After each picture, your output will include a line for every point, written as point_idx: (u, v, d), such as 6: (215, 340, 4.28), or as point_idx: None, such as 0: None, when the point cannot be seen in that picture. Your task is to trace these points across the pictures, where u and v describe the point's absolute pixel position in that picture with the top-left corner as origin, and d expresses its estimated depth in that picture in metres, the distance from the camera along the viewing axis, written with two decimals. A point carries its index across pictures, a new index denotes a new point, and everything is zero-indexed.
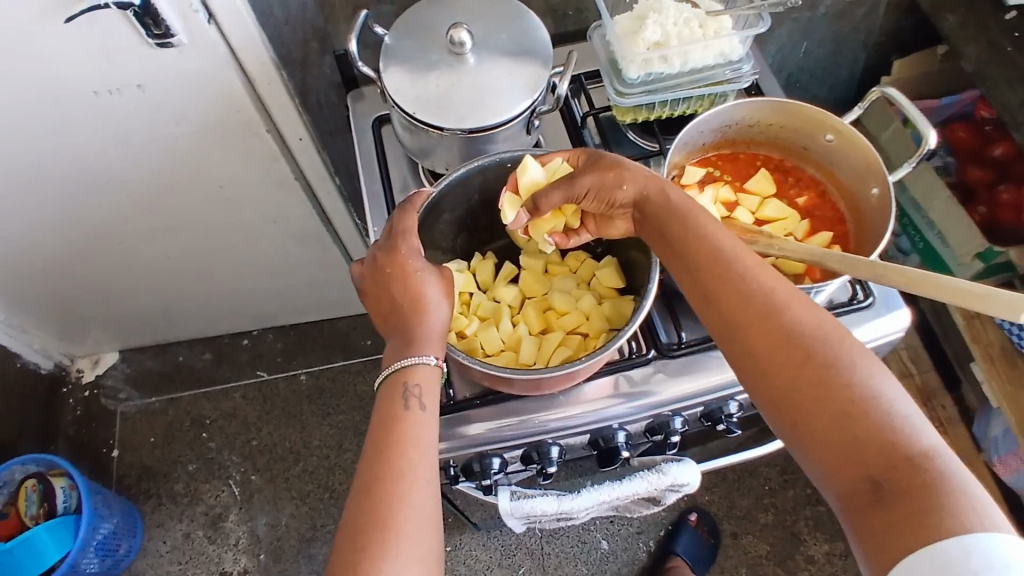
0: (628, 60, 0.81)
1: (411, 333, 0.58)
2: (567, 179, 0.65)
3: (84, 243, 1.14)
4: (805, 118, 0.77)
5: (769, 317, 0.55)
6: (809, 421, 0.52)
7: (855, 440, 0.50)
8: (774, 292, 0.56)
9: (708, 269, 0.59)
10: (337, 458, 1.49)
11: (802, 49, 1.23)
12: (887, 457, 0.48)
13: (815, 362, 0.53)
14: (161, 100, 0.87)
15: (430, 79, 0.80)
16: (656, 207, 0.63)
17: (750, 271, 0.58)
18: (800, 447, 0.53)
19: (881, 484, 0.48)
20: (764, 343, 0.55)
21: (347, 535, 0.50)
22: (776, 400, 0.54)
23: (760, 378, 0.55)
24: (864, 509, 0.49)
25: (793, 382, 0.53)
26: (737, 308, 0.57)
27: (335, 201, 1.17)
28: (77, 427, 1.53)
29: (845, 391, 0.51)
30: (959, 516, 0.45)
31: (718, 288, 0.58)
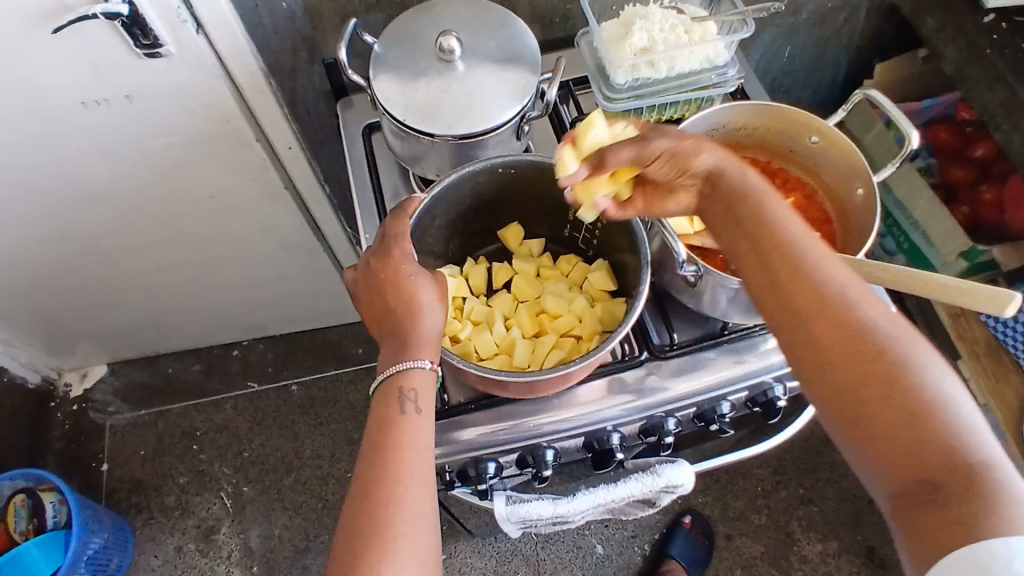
0: (616, 66, 0.82)
1: (405, 338, 0.58)
2: (640, 138, 0.63)
3: (72, 256, 1.13)
4: (789, 121, 0.79)
5: (835, 305, 0.52)
6: (867, 417, 0.48)
7: (915, 441, 0.46)
8: (844, 280, 0.53)
9: (769, 252, 0.56)
10: (330, 468, 1.48)
11: (785, 54, 1.25)
12: (950, 463, 0.45)
13: (880, 349, 0.49)
14: (149, 111, 0.87)
15: (420, 86, 0.80)
16: (729, 183, 0.61)
17: (817, 256, 0.54)
18: (850, 444, 0.49)
19: (939, 489, 0.45)
20: (829, 330, 0.51)
21: (345, 538, 0.50)
22: (831, 392, 0.50)
23: (815, 367, 0.51)
24: (914, 514, 0.45)
25: (852, 367, 0.50)
26: (801, 292, 0.53)
27: (326, 209, 1.17)
28: (66, 441, 1.51)
29: (909, 384, 0.47)
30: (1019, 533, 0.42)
31: (780, 265, 0.55)
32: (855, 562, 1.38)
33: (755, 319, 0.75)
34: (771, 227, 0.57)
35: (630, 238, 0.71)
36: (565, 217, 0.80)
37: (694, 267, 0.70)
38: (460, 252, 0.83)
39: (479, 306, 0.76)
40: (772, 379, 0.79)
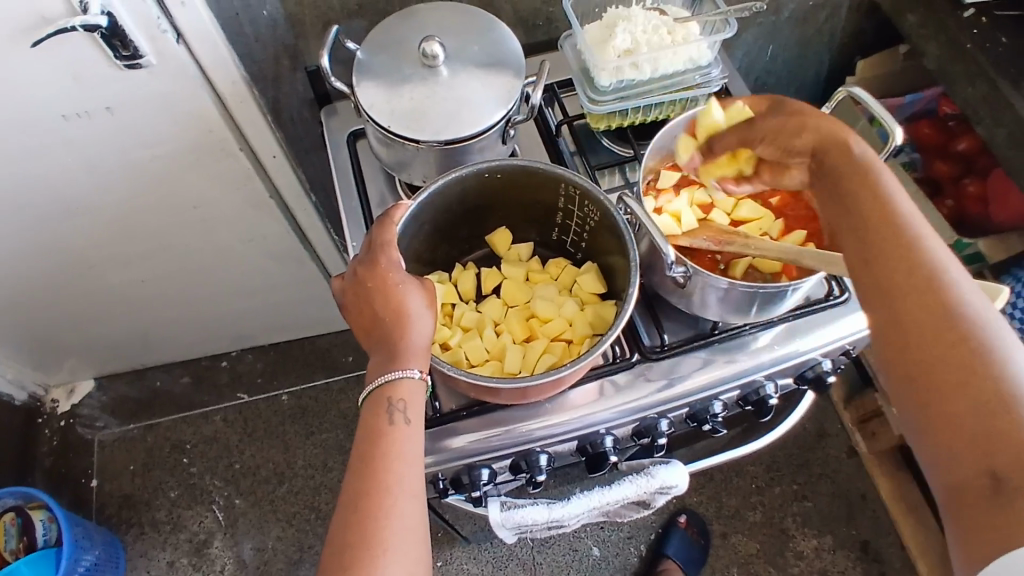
0: (600, 68, 0.82)
1: (393, 347, 0.57)
2: (746, 124, 0.70)
3: (55, 270, 1.12)
4: None
5: (927, 291, 0.53)
6: (945, 405, 0.49)
7: (988, 431, 0.47)
8: (940, 265, 0.53)
9: (864, 237, 0.58)
10: (323, 478, 1.47)
11: (768, 52, 1.25)
12: (1022, 456, 0.45)
13: (966, 341, 0.50)
14: (131, 123, 0.86)
15: (404, 92, 0.80)
16: (834, 159, 0.62)
17: (914, 241, 0.55)
18: (923, 428, 0.51)
19: (1004, 483, 0.46)
20: (918, 316, 0.52)
21: (334, 551, 0.50)
22: (913, 376, 0.52)
23: (900, 351, 0.53)
24: (977, 503, 0.47)
25: (932, 356, 0.51)
26: (894, 277, 0.54)
27: (312, 218, 1.16)
28: (54, 458, 1.49)
29: (988, 378, 0.48)
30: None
31: (878, 252, 0.56)
32: (850, 556, 1.39)
33: (745, 318, 0.75)
34: (867, 211, 0.58)
35: (618, 240, 0.71)
36: (553, 220, 0.80)
37: (683, 268, 0.69)
38: (448, 258, 0.83)
39: (468, 313, 0.75)
40: (763, 378, 0.79)
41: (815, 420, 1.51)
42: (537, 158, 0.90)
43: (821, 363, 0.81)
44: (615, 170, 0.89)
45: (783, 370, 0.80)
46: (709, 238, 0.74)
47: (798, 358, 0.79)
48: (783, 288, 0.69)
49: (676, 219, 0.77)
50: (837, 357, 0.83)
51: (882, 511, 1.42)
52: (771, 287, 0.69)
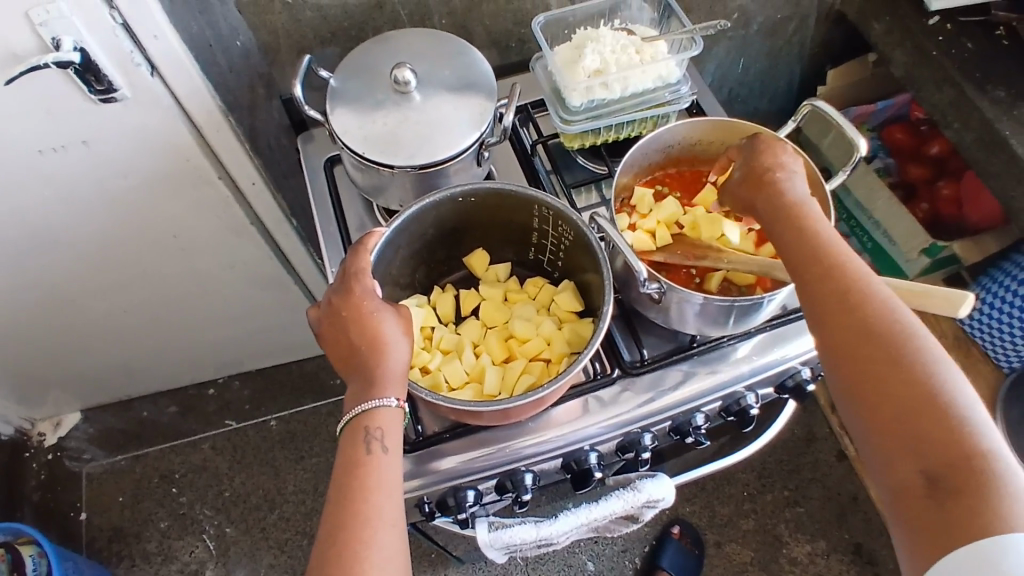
0: (570, 89, 0.83)
1: (370, 375, 0.57)
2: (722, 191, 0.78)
3: (37, 304, 1.11)
4: (741, 132, 0.79)
5: (857, 306, 0.56)
6: (882, 411, 0.53)
7: (920, 434, 0.51)
8: (868, 282, 0.58)
9: (798, 259, 0.62)
10: (314, 502, 1.46)
11: (740, 64, 1.27)
12: (950, 455, 0.49)
13: (896, 352, 0.53)
14: (108, 156, 0.87)
15: (377, 118, 0.81)
16: (773, 195, 0.67)
17: (845, 262, 0.59)
18: (865, 434, 0.54)
19: (939, 481, 0.49)
20: (850, 329, 0.56)
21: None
22: (852, 386, 0.55)
23: (836, 363, 0.56)
24: (916, 503, 0.50)
25: (868, 367, 0.54)
26: (827, 294, 0.58)
27: (294, 243, 1.17)
28: (42, 493, 1.47)
29: (918, 384, 0.52)
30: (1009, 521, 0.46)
31: (814, 273, 0.60)
32: (844, 560, 1.39)
33: (723, 330, 0.76)
34: (802, 235, 0.63)
35: (593, 259, 0.72)
36: (529, 240, 0.81)
37: (657, 284, 0.70)
38: (427, 280, 0.83)
39: (447, 336, 0.76)
40: (744, 388, 0.80)
41: (803, 425, 1.52)
42: (514, 178, 0.91)
43: (800, 371, 0.82)
44: (592, 187, 0.91)
45: (763, 380, 0.80)
46: (682, 253, 0.75)
47: (778, 367, 0.80)
48: (758, 301, 0.70)
49: (651, 234, 0.78)
50: (816, 364, 0.84)
51: (873, 512, 1.43)
52: (745, 300, 0.70)
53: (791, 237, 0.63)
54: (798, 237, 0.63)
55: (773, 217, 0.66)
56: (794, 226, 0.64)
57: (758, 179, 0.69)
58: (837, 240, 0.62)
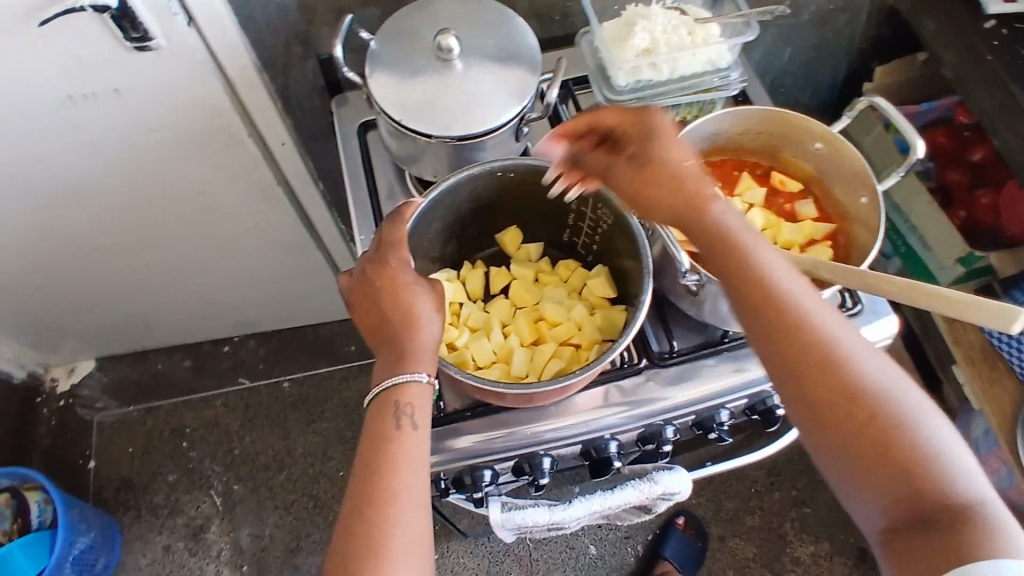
0: (617, 67, 0.81)
1: (401, 349, 0.56)
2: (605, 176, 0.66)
3: (58, 253, 1.11)
4: (792, 126, 0.76)
5: (827, 352, 0.52)
6: (869, 462, 0.50)
7: (908, 474, 0.49)
8: (825, 320, 0.53)
9: (749, 287, 0.55)
10: (322, 466, 1.47)
11: (785, 54, 1.23)
12: (942, 501, 0.48)
13: (875, 401, 0.50)
14: (138, 106, 0.85)
15: (415, 84, 0.78)
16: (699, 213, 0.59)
17: (803, 299, 0.54)
18: (849, 477, 0.51)
19: (933, 527, 0.47)
20: (817, 365, 0.52)
21: (338, 559, 0.49)
22: (830, 428, 0.51)
23: (812, 415, 0.52)
24: (913, 546, 0.48)
25: (849, 418, 0.51)
26: (786, 336, 0.53)
27: (319, 206, 1.15)
28: (52, 439, 1.49)
29: (900, 431, 0.49)
30: (1006, 556, 0.45)
31: (774, 315, 0.54)
32: (847, 563, 1.39)
33: None
34: (746, 267, 0.56)
35: (631, 245, 0.70)
36: (564, 220, 0.79)
37: (697, 276, 0.67)
38: (456, 255, 0.82)
39: (477, 313, 0.75)
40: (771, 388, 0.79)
41: None
42: None
43: None
44: None
45: None
46: None
47: None
48: None
49: None
50: None
51: None
52: None
53: (730, 266, 0.57)
54: (741, 270, 0.56)
55: (705, 246, 0.59)
56: (731, 256, 0.57)
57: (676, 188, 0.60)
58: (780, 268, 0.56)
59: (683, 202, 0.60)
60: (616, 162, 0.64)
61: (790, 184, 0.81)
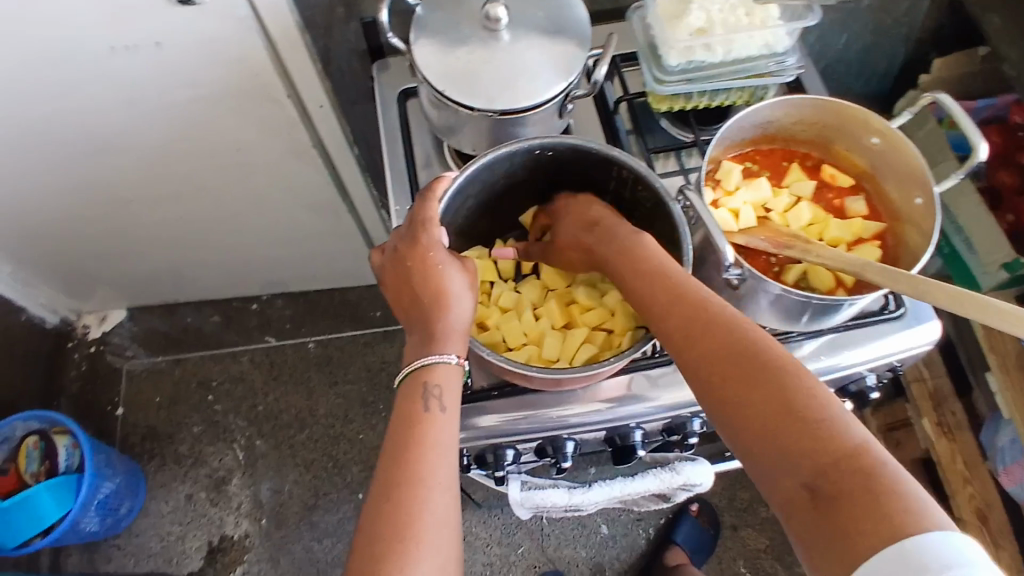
0: (669, 46, 0.77)
1: (432, 329, 0.57)
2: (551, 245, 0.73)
3: (95, 202, 1.12)
4: (849, 118, 0.73)
5: (711, 336, 0.55)
6: (753, 432, 0.50)
7: (793, 446, 0.48)
8: (716, 308, 0.56)
9: (653, 294, 0.59)
10: (342, 427, 1.49)
11: (841, 39, 1.18)
12: (821, 460, 0.46)
13: (754, 372, 0.51)
14: (179, 61, 0.84)
15: (460, 54, 0.76)
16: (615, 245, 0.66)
17: (696, 292, 0.58)
18: (751, 461, 0.50)
19: (819, 488, 0.46)
20: (710, 357, 0.54)
21: (365, 541, 0.48)
22: (727, 414, 0.52)
23: (707, 397, 0.54)
24: (807, 519, 0.46)
25: (732, 393, 0.52)
26: (678, 327, 0.57)
27: (353, 171, 1.14)
28: (82, 383, 1.52)
29: (778, 399, 0.50)
30: (892, 509, 0.42)
31: (669, 308, 0.58)
32: None
33: (794, 326, 0.72)
34: (648, 272, 0.61)
35: (672, 233, 0.68)
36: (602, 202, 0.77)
37: (740, 271, 0.66)
38: (490, 231, 0.81)
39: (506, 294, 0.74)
40: None
41: None
42: (592, 135, 0.86)
43: (866, 377, 0.78)
44: (672, 154, 0.86)
45: (825, 382, 0.76)
46: (768, 240, 0.71)
47: (846, 371, 0.75)
48: (839, 303, 0.66)
49: (734, 215, 0.74)
50: (882, 372, 0.80)
51: None
52: (825, 300, 0.66)
53: (636, 273, 0.62)
54: (644, 275, 0.61)
55: (621, 265, 0.64)
56: (636, 266, 0.62)
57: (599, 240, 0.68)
58: (681, 271, 0.60)
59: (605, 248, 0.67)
60: (568, 220, 0.72)
61: (841, 178, 0.78)
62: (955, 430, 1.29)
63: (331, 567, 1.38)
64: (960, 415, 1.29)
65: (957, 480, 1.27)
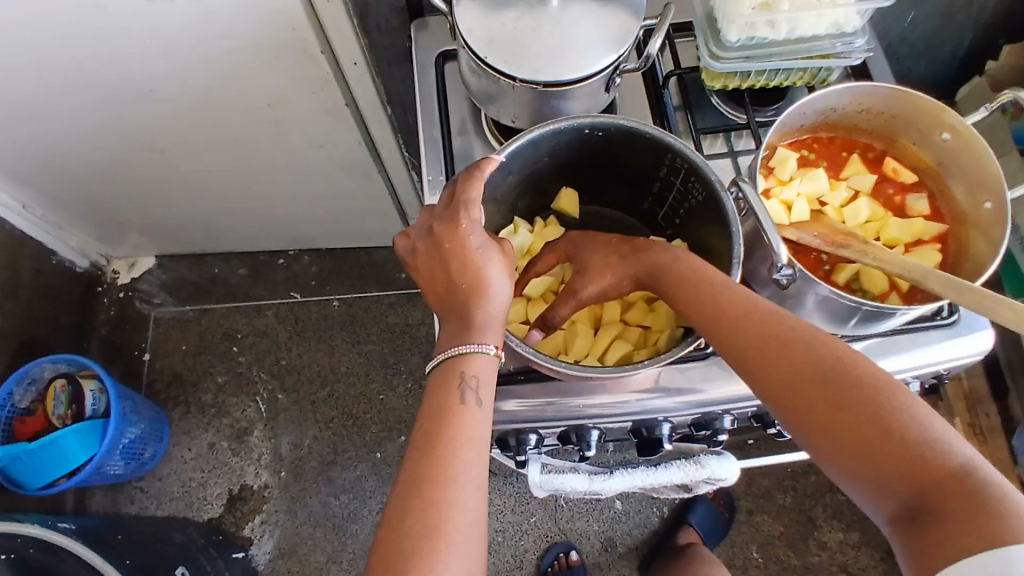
0: (730, 20, 0.71)
1: (469, 318, 0.55)
2: (570, 292, 0.65)
3: (126, 149, 1.10)
4: (921, 111, 0.68)
5: (781, 348, 0.52)
6: (838, 448, 0.48)
7: (885, 464, 0.45)
8: (780, 318, 0.54)
9: (712, 305, 0.57)
10: (363, 387, 1.50)
11: (908, 19, 1.08)
12: (918, 475, 0.44)
13: (831, 384, 0.49)
14: (212, 10, 0.80)
15: (505, 19, 0.72)
16: (661, 269, 0.62)
17: (757, 302, 0.56)
18: (839, 474, 0.48)
19: (920, 505, 0.43)
20: (781, 372, 0.52)
21: (393, 538, 0.47)
22: (807, 431, 0.50)
23: (782, 411, 0.51)
24: (911, 537, 0.43)
25: (808, 407, 0.50)
26: (741, 339, 0.55)
27: (386, 132, 1.11)
28: (111, 327, 1.54)
29: (861, 410, 0.47)
30: (999, 522, 0.40)
31: (730, 319, 0.56)
32: (875, 555, 1.36)
33: (839, 329, 0.68)
34: (701, 281, 0.59)
35: (721, 227, 0.64)
36: (646, 186, 0.74)
37: (791, 272, 0.60)
38: (526, 209, 0.78)
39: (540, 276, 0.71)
40: None
41: None
42: (637, 112, 0.82)
43: (908, 384, 0.75)
44: (722, 136, 0.82)
45: None
46: (821, 237, 0.67)
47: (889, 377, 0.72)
48: (892, 311, 0.62)
49: (785, 207, 0.70)
50: (926, 378, 0.76)
51: None
52: (877, 308, 0.62)
53: (686, 284, 0.60)
54: (697, 283, 0.59)
55: (668, 275, 0.61)
56: (686, 274, 0.60)
57: (640, 268, 0.63)
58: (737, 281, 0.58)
59: (646, 267, 0.63)
60: (604, 270, 0.64)
61: (904, 174, 0.73)
62: (988, 433, 1.25)
63: (347, 522, 1.40)
64: (994, 419, 1.25)
65: None
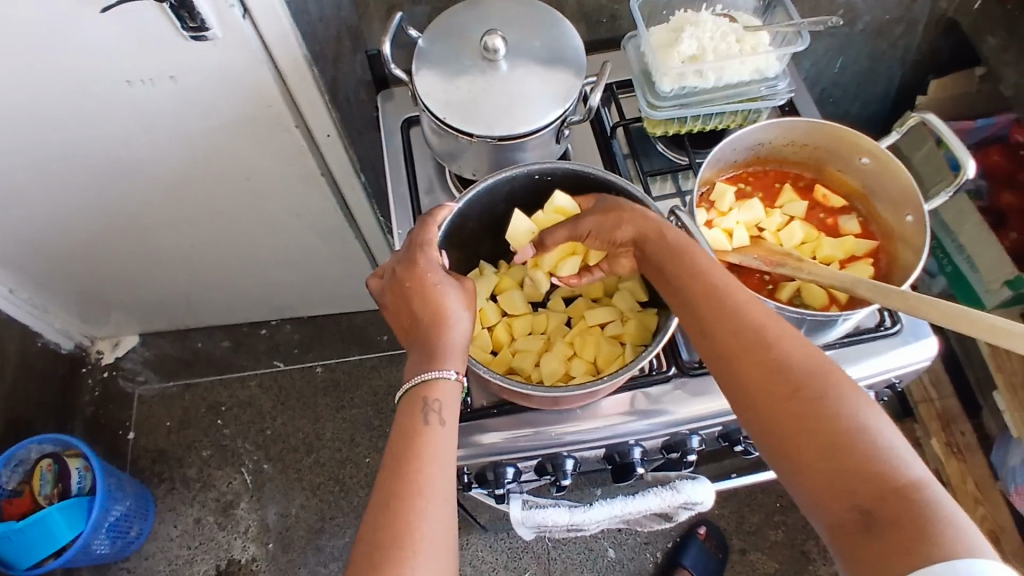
0: (662, 73, 0.79)
1: (433, 347, 0.59)
2: (572, 220, 0.69)
3: (110, 228, 1.15)
4: (839, 140, 0.75)
5: (762, 351, 0.54)
6: (802, 453, 0.50)
7: (849, 466, 0.48)
8: (767, 323, 0.56)
9: (701, 297, 0.59)
10: (349, 451, 1.50)
11: (834, 65, 1.19)
12: (875, 488, 0.47)
13: (803, 394, 0.52)
14: (191, 92, 0.87)
15: (461, 83, 0.79)
16: (653, 244, 0.63)
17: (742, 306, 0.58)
18: (794, 477, 0.51)
19: (871, 513, 0.46)
20: (755, 374, 0.54)
21: (366, 551, 0.49)
22: (773, 430, 0.52)
23: (753, 411, 0.54)
24: (855, 544, 0.46)
25: (779, 411, 0.52)
26: (723, 340, 0.57)
27: (359, 197, 1.17)
28: (94, 408, 1.54)
29: (827, 421, 0.50)
30: (942, 538, 0.43)
31: (713, 321, 0.58)
32: None
33: None
34: (696, 278, 0.60)
35: None
36: None
37: None
38: (492, 253, 0.83)
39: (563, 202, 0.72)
40: None
41: None
42: (590, 158, 0.89)
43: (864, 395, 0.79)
44: (668, 177, 0.88)
45: None
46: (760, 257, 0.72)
47: None
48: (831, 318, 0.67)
49: (727, 234, 0.75)
50: (881, 389, 0.80)
51: None
52: (818, 316, 0.67)
53: (679, 281, 0.61)
54: (690, 282, 0.60)
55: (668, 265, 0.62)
56: (682, 271, 0.61)
57: (640, 231, 0.64)
58: (731, 283, 0.60)
59: (652, 233, 0.64)
60: (607, 214, 0.66)
61: (833, 199, 0.80)
62: (965, 452, 1.27)
63: None
64: (969, 437, 1.27)
65: (967, 501, 1.24)
